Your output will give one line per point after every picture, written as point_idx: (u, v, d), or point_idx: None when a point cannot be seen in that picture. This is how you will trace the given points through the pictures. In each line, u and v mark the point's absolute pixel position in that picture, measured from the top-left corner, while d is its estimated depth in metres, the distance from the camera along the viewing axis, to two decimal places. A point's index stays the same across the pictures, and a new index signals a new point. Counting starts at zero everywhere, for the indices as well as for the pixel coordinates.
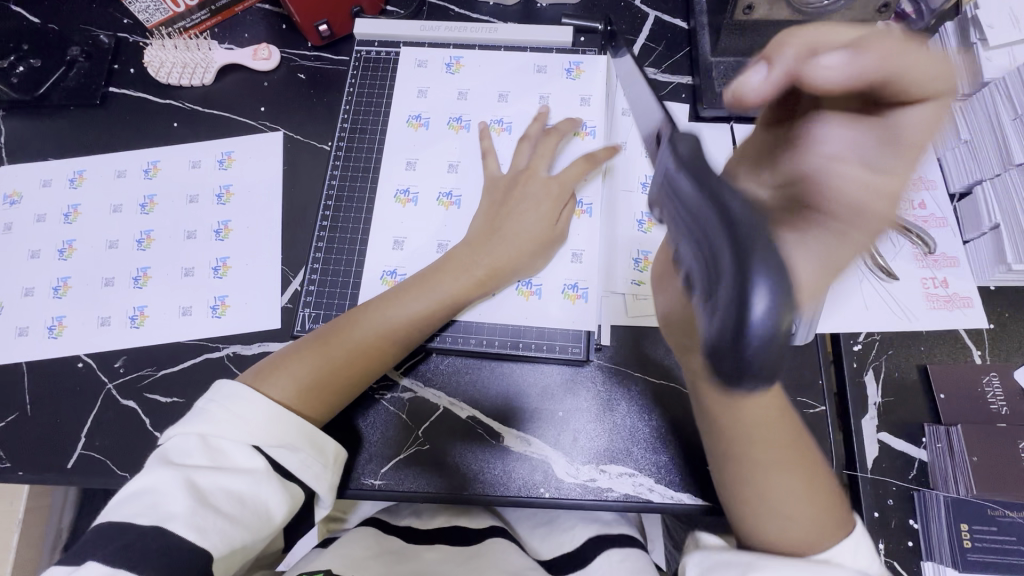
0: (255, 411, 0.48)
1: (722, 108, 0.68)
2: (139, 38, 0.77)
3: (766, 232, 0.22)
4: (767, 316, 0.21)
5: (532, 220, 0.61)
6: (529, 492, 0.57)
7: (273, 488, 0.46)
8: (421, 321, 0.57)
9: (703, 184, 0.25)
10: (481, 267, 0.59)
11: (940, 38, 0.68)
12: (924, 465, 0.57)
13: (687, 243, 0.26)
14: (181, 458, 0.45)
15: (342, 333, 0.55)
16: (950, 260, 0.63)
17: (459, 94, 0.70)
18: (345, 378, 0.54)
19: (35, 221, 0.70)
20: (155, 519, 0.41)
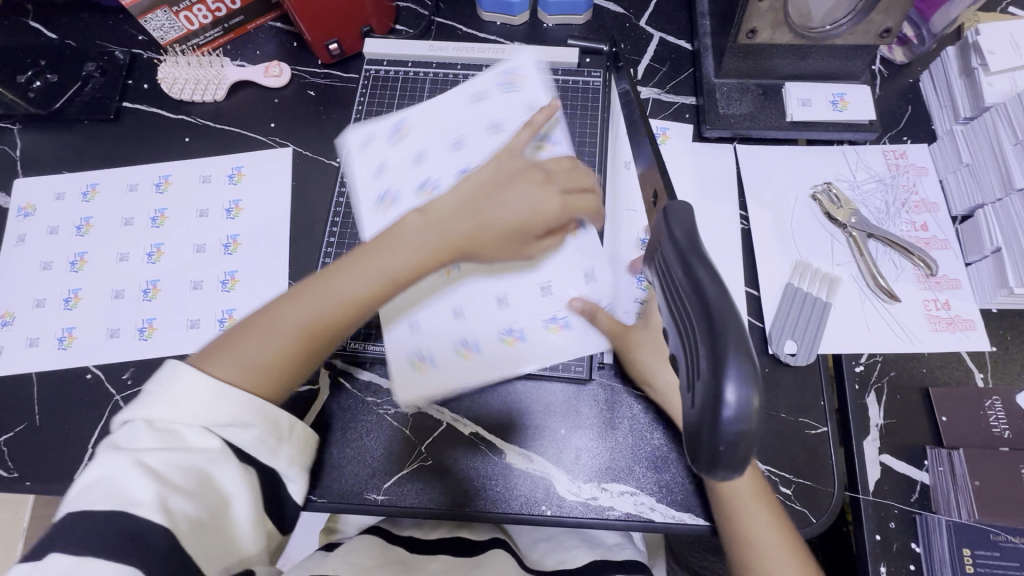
0: (192, 388, 0.43)
1: (725, 129, 0.69)
2: (154, 54, 0.79)
3: (737, 329, 0.25)
4: (736, 406, 0.25)
5: (512, 193, 0.54)
6: (530, 509, 0.58)
7: (228, 466, 0.43)
8: (380, 292, 0.50)
9: (688, 273, 0.28)
10: (456, 234, 0.52)
11: (941, 63, 0.69)
12: (926, 489, 0.57)
13: (675, 323, 0.30)
14: (127, 442, 0.41)
15: (291, 305, 0.49)
16: (953, 282, 0.63)
17: (473, 97, 0.67)
18: (300, 356, 0.48)
19: (48, 233, 0.71)
20: (119, 504, 0.38)
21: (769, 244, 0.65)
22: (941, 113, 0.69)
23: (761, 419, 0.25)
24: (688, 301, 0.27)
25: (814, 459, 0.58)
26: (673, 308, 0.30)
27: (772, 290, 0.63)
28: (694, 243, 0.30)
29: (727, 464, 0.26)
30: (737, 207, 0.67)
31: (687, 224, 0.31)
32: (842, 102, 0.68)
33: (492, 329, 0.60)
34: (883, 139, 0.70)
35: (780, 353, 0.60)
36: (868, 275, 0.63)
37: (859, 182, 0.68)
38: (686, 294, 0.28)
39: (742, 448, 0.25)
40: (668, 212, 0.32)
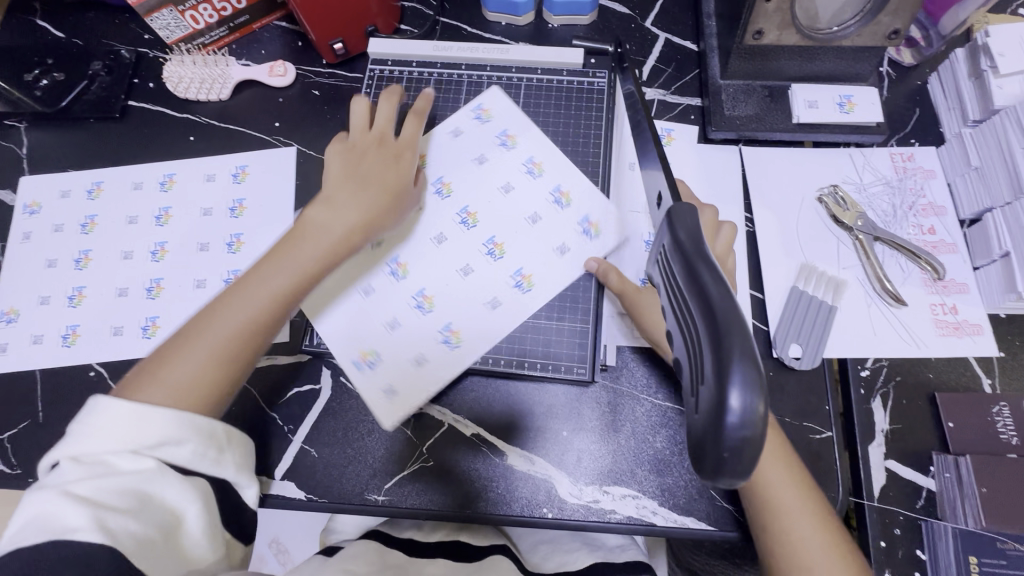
0: (114, 419, 0.43)
1: (731, 130, 0.68)
2: (160, 53, 0.79)
3: (741, 334, 0.25)
4: (740, 414, 0.24)
5: (383, 175, 0.59)
6: (531, 512, 0.58)
7: (167, 483, 0.42)
8: (299, 283, 0.52)
9: (691, 275, 0.28)
10: (339, 227, 0.55)
11: (950, 65, 0.68)
12: (932, 495, 0.57)
13: (679, 327, 0.30)
14: (54, 480, 0.40)
15: (214, 315, 0.50)
16: (960, 287, 0.63)
17: (451, 134, 0.69)
18: (235, 360, 0.49)
19: (54, 230, 0.71)
20: (57, 532, 0.37)
21: (775, 246, 0.65)
22: (950, 115, 0.68)
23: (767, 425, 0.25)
24: (691, 304, 0.27)
25: (818, 464, 0.57)
26: (677, 311, 0.30)
27: (777, 293, 0.63)
28: (699, 245, 0.29)
29: (732, 473, 0.26)
30: (742, 209, 0.67)
31: (691, 228, 0.31)
32: (848, 104, 0.67)
33: (516, 301, 0.63)
34: (891, 141, 0.69)
35: (784, 356, 0.60)
36: (875, 278, 0.62)
37: (866, 185, 0.67)
38: (689, 296, 0.28)
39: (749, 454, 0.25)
40: (673, 216, 0.32)
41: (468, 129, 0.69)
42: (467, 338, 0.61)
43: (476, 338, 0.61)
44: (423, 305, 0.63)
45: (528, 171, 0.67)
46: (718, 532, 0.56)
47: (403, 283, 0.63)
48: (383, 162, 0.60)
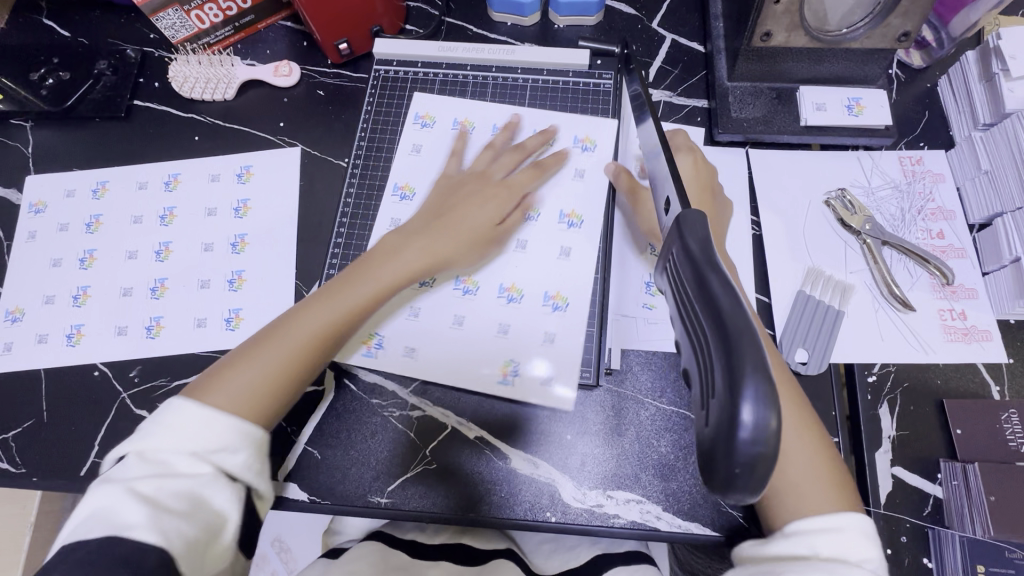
0: (187, 417, 0.45)
1: (738, 133, 0.68)
2: (165, 53, 0.79)
3: (754, 345, 0.25)
4: (753, 428, 0.24)
5: (478, 217, 0.61)
6: (534, 515, 0.57)
7: (216, 490, 0.43)
8: (352, 316, 0.54)
9: (700, 284, 0.28)
10: (418, 254, 0.58)
11: (960, 67, 0.67)
12: (939, 503, 0.56)
13: (687, 336, 0.29)
14: (121, 475, 0.43)
15: (290, 325, 0.52)
16: (969, 292, 0.62)
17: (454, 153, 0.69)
18: (298, 376, 0.51)
19: (59, 230, 0.71)
20: (109, 530, 0.39)
21: (781, 250, 0.64)
22: (960, 118, 0.67)
23: (778, 438, 0.24)
24: (701, 315, 0.27)
25: None
26: (684, 321, 0.29)
27: (784, 298, 0.62)
28: (707, 253, 0.29)
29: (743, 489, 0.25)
30: (748, 212, 0.66)
31: (698, 235, 0.30)
32: (857, 107, 0.67)
33: (575, 236, 0.65)
34: (899, 144, 0.69)
35: (790, 361, 0.60)
36: (882, 283, 0.62)
37: (874, 189, 0.66)
38: (698, 306, 0.27)
39: (759, 468, 0.25)
40: (680, 222, 0.31)
41: (425, 140, 0.71)
42: (571, 294, 0.63)
43: (575, 287, 0.63)
44: (513, 295, 0.63)
45: (497, 138, 0.69)
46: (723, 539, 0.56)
47: (481, 291, 0.63)
48: (473, 197, 0.62)
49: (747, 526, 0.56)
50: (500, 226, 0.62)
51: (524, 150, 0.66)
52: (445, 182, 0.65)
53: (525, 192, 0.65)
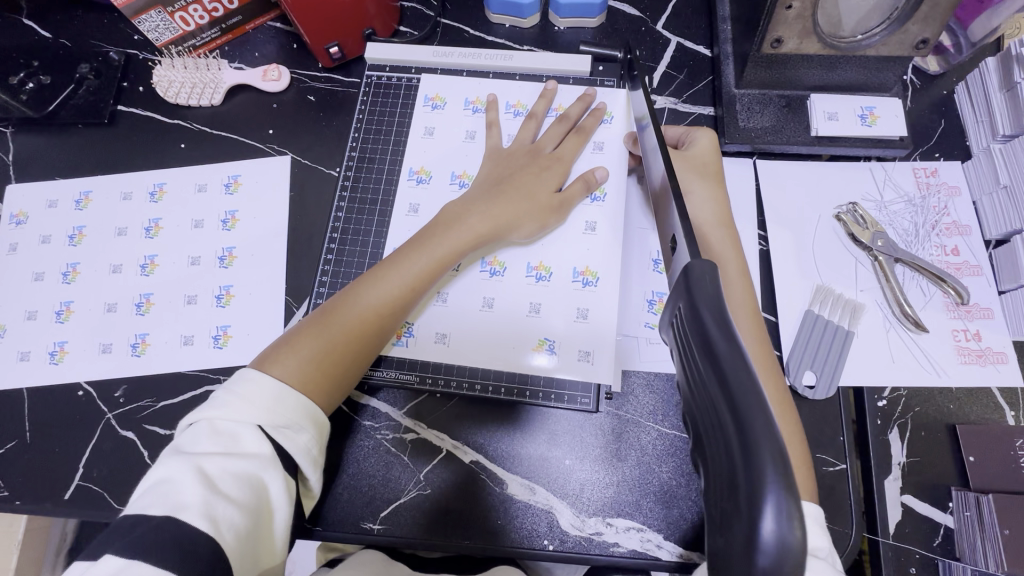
0: (256, 389, 0.46)
1: (745, 143, 0.65)
2: (149, 56, 0.76)
3: (770, 440, 0.21)
4: (773, 541, 0.21)
5: (540, 187, 0.60)
6: (532, 542, 0.55)
7: (275, 474, 0.44)
8: (408, 291, 0.54)
9: (710, 356, 0.24)
10: (470, 228, 0.57)
11: (979, 74, 0.64)
12: (950, 532, 0.54)
13: (700, 410, 0.26)
14: (192, 447, 0.43)
15: (350, 300, 0.53)
16: (984, 312, 0.60)
17: (467, 135, 0.68)
18: (358, 351, 0.52)
19: (40, 242, 0.69)
20: (170, 508, 0.39)
21: (789, 266, 0.62)
22: (978, 129, 0.65)
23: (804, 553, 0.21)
24: (713, 395, 0.24)
25: (831, 497, 0.55)
26: (697, 397, 0.26)
27: (791, 316, 0.60)
28: (720, 320, 0.26)
29: None
30: (755, 227, 0.64)
31: (711, 296, 0.27)
32: (871, 116, 0.64)
33: (599, 210, 0.63)
34: (914, 155, 0.66)
35: (797, 385, 0.57)
36: (894, 302, 0.59)
37: (886, 203, 0.64)
38: (710, 383, 0.24)
39: None
40: (688, 277, 0.28)
41: (437, 122, 0.68)
42: (600, 268, 0.61)
43: (605, 262, 0.61)
44: (542, 273, 0.61)
45: (513, 115, 0.68)
46: None
47: (510, 272, 0.62)
48: (528, 167, 0.61)
49: None
50: (558, 195, 0.61)
51: (567, 120, 0.65)
52: (492, 157, 0.64)
53: (574, 160, 0.64)
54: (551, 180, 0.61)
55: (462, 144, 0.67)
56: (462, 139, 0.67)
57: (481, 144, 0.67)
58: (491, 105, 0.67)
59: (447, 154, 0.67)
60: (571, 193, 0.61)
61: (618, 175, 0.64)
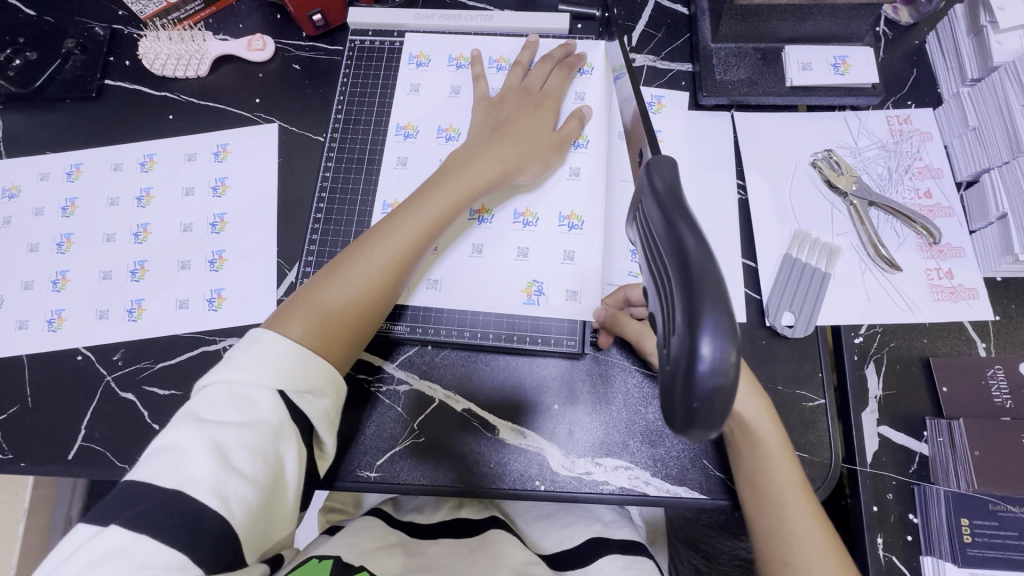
0: (276, 351, 0.46)
1: (723, 95, 0.66)
2: (134, 30, 0.77)
3: (716, 281, 0.27)
4: (711, 360, 0.26)
5: (537, 128, 0.62)
6: (523, 485, 0.57)
7: (289, 441, 0.45)
8: (416, 242, 0.55)
9: (670, 228, 0.30)
10: (474, 172, 0.58)
11: (949, 22, 0.66)
12: (925, 459, 0.57)
13: (657, 282, 0.32)
14: (210, 413, 0.43)
15: (365, 251, 0.53)
16: (956, 251, 0.62)
17: (452, 91, 0.69)
18: (374, 303, 0.53)
19: (34, 214, 0.70)
20: (178, 483, 0.39)
21: (768, 213, 0.63)
22: (948, 75, 0.66)
23: (737, 372, 0.26)
24: (666, 258, 0.29)
25: (811, 431, 0.57)
26: (655, 271, 0.32)
27: (770, 261, 0.62)
28: (676, 203, 0.31)
29: (702, 421, 0.27)
30: (735, 177, 0.65)
31: (670, 184, 0.32)
32: (843, 66, 0.66)
33: (583, 157, 0.65)
34: (887, 103, 0.68)
35: (777, 325, 0.59)
36: (869, 244, 0.61)
37: (861, 149, 0.66)
38: (666, 252, 0.30)
39: (718, 399, 0.26)
40: (651, 169, 0.33)
41: (422, 79, 0.70)
42: (586, 212, 0.63)
43: (590, 206, 0.63)
44: (529, 219, 0.63)
45: (496, 69, 0.69)
46: (711, 500, 0.56)
47: (498, 220, 0.63)
48: (524, 109, 0.62)
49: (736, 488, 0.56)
50: (555, 133, 0.62)
51: (552, 59, 0.66)
52: (481, 106, 0.65)
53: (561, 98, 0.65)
54: (547, 120, 0.63)
55: (447, 99, 0.68)
56: (447, 95, 0.69)
57: (466, 99, 0.68)
58: (476, 60, 0.68)
59: (433, 109, 0.68)
60: (568, 129, 0.63)
61: (599, 127, 0.66)
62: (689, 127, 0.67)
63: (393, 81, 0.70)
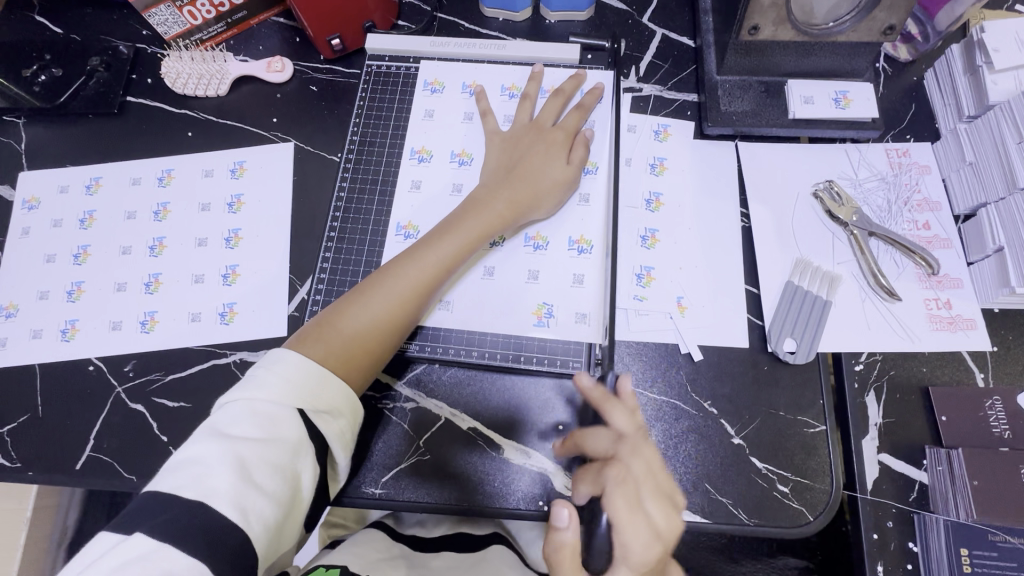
0: (299, 371, 0.48)
1: (727, 126, 0.68)
2: (158, 49, 0.79)
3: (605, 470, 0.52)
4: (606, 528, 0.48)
5: (553, 163, 0.63)
6: (526, 504, 0.58)
7: (308, 458, 0.46)
8: (438, 273, 0.57)
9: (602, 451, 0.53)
10: (496, 208, 0.60)
11: (946, 61, 0.69)
12: (925, 488, 0.57)
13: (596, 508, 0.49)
14: (233, 429, 0.44)
15: (386, 280, 0.56)
16: (954, 282, 0.63)
17: (465, 116, 0.71)
18: (393, 331, 0.55)
19: (52, 226, 0.71)
20: (200, 494, 0.40)
21: (771, 240, 0.65)
22: (946, 111, 0.68)
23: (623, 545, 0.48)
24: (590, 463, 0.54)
25: (812, 457, 0.58)
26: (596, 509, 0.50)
27: (773, 288, 0.63)
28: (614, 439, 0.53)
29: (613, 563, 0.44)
30: (738, 205, 0.67)
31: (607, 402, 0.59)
32: (844, 100, 0.68)
33: (592, 183, 0.66)
34: (886, 137, 0.70)
35: (779, 351, 0.60)
36: (869, 273, 0.62)
37: (861, 180, 0.67)
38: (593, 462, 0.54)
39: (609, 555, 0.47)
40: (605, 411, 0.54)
41: (436, 104, 0.72)
42: (595, 236, 0.64)
43: (598, 230, 0.64)
44: (539, 243, 0.64)
45: (508, 97, 0.71)
46: (713, 524, 0.56)
47: (509, 244, 0.64)
48: (537, 146, 0.64)
49: (738, 513, 0.57)
50: (570, 165, 0.64)
51: (563, 94, 0.68)
52: (496, 139, 0.67)
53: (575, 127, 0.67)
54: (560, 154, 0.64)
55: (461, 125, 0.71)
56: (460, 120, 0.71)
57: (478, 125, 0.70)
58: (483, 95, 0.70)
59: (445, 133, 0.70)
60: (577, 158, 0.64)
61: (606, 153, 0.67)
62: (693, 159, 0.68)
63: (406, 104, 0.72)
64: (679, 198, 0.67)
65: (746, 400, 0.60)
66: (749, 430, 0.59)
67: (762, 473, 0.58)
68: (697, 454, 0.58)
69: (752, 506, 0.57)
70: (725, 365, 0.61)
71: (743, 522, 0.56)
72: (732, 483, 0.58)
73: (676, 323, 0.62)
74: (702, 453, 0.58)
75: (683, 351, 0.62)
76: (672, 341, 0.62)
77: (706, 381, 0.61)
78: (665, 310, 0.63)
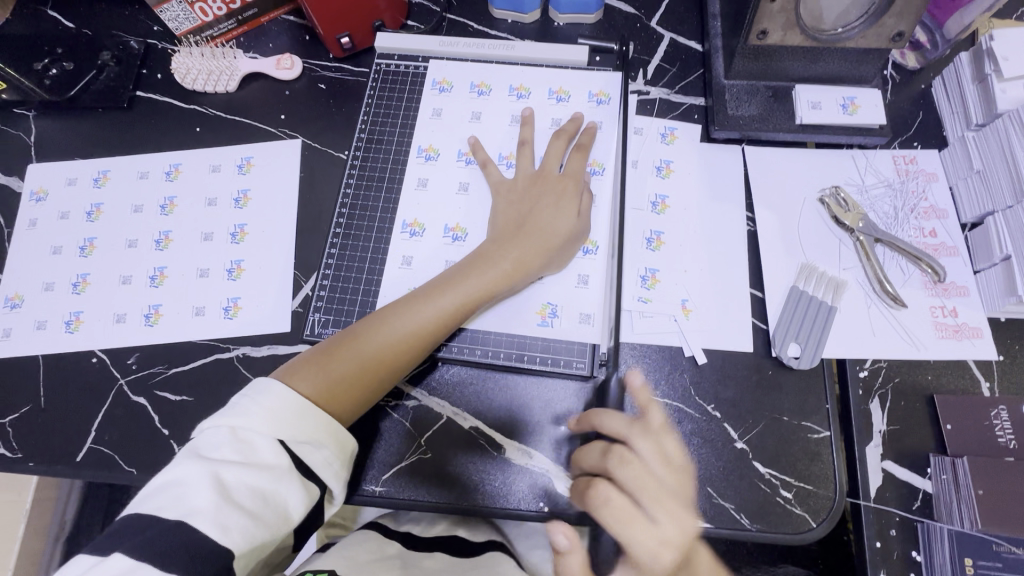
0: (280, 403, 0.47)
1: (734, 130, 0.68)
2: (169, 45, 0.80)
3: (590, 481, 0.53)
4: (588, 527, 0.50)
5: (563, 218, 0.61)
6: (526, 505, 0.58)
7: (291, 486, 0.44)
8: (433, 329, 0.56)
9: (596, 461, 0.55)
10: (503, 265, 0.59)
11: (954, 69, 0.69)
12: (929, 497, 0.57)
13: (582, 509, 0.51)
14: (213, 451, 0.44)
15: (383, 326, 0.55)
16: (961, 290, 0.63)
17: (472, 116, 0.71)
18: (381, 381, 0.55)
19: (59, 218, 0.72)
20: (182, 513, 0.40)
21: (776, 244, 0.65)
22: (954, 118, 0.68)
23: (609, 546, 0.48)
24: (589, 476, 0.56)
25: (815, 463, 0.58)
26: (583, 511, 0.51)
27: (778, 292, 0.63)
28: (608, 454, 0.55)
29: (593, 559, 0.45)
30: (744, 209, 0.67)
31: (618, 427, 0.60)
32: (852, 106, 0.68)
33: (601, 184, 0.66)
34: (893, 144, 0.70)
35: (783, 356, 0.60)
36: (875, 280, 0.62)
37: (868, 187, 0.67)
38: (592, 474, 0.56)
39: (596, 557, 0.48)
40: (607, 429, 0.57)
41: (444, 103, 0.72)
42: (599, 237, 0.64)
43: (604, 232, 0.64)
44: None
45: (516, 97, 0.71)
46: (716, 529, 0.56)
47: None
48: (548, 198, 0.62)
49: (741, 519, 0.56)
50: (578, 219, 0.62)
51: (566, 134, 0.66)
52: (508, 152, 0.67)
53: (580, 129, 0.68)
54: (571, 207, 0.62)
55: (468, 125, 0.71)
56: (467, 119, 0.71)
57: (485, 125, 0.70)
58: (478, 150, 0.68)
59: (452, 133, 0.70)
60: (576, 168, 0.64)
61: (612, 154, 0.67)
62: (699, 162, 0.68)
63: (414, 103, 0.73)
64: (684, 202, 0.67)
65: (749, 404, 0.60)
66: (753, 435, 0.59)
67: (765, 478, 0.57)
68: (700, 457, 0.58)
69: (754, 512, 0.56)
70: (728, 370, 0.61)
71: (746, 528, 0.56)
72: (734, 487, 0.57)
73: (681, 326, 0.62)
74: (705, 457, 0.58)
75: (687, 355, 0.62)
76: (676, 344, 0.62)
77: (710, 385, 0.61)
78: (669, 313, 0.63)
